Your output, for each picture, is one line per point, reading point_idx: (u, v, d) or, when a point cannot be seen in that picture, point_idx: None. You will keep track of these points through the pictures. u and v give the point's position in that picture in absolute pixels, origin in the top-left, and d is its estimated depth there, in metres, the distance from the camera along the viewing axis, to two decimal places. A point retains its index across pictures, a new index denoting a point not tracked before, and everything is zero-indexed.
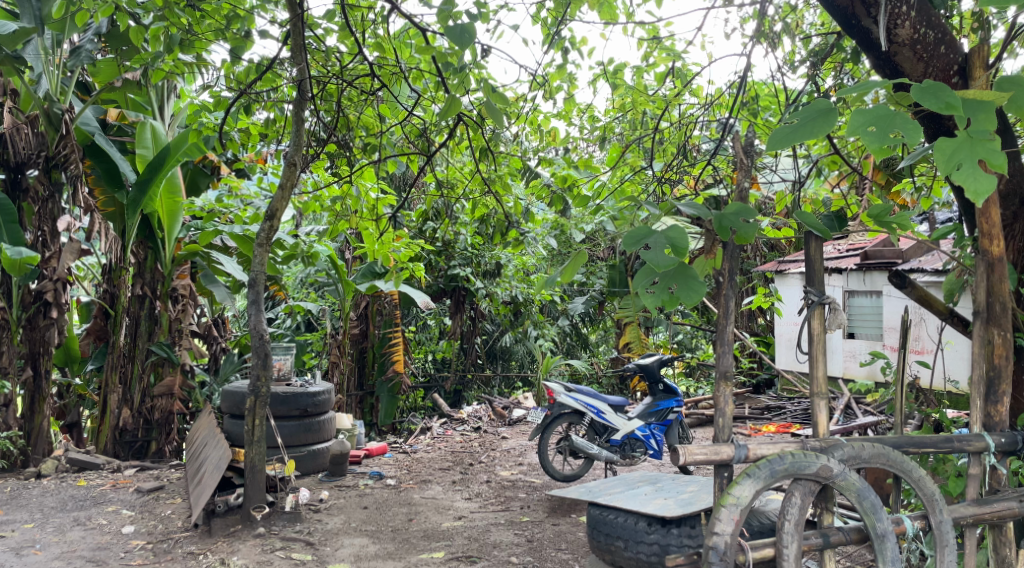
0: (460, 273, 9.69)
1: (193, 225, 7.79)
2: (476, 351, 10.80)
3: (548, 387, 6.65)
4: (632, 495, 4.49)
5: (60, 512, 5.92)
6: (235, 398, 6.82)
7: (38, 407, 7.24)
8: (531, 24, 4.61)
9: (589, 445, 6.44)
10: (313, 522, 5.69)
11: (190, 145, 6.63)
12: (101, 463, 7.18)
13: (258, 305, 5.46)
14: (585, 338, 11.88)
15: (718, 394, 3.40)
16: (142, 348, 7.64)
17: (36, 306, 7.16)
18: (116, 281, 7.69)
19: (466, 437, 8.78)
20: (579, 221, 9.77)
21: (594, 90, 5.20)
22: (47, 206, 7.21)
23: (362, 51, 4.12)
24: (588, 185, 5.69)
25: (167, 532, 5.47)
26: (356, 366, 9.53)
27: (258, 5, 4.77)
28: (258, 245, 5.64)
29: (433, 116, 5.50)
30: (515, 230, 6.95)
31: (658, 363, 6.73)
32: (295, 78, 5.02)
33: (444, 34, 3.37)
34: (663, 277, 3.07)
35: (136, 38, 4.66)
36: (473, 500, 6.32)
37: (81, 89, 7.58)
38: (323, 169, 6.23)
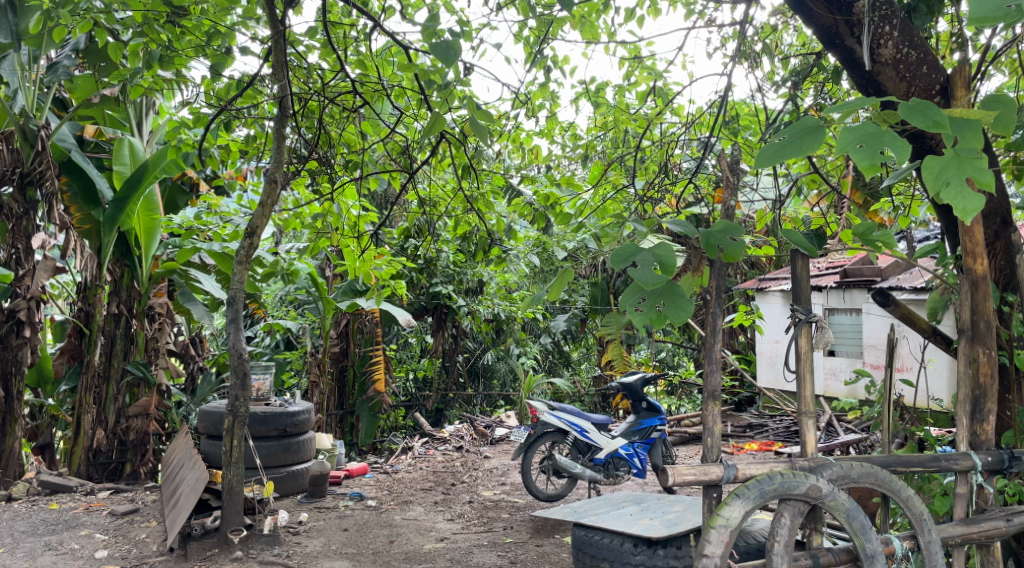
0: (442, 291, 9.66)
1: (172, 242, 7.75)
2: (458, 369, 10.72)
3: (531, 406, 6.59)
4: (617, 515, 4.45)
5: (31, 537, 5.76)
6: (213, 418, 6.72)
7: (10, 428, 7.07)
8: (513, 42, 4.61)
9: (572, 465, 6.35)
10: (292, 545, 5.58)
11: (169, 162, 6.60)
12: (74, 485, 7.01)
13: (237, 323, 5.37)
14: (567, 355, 11.85)
15: (707, 413, 3.39)
16: (118, 367, 7.50)
17: (8, 326, 6.99)
18: (91, 299, 7.52)
19: (448, 457, 8.69)
20: (561, 238, 9.77)
21: (577, 109, 5.21)
22: (21, 223, 6.95)
23: (344, 68, 4.10)
24: (571, 203, 5.70)
25: (142, 556, 5.34)
26: (336, 385, 9.44)
27: (239, 22, 4.74)
28: (238, 263, 5.57)
29: (416, 133, 5.48)
30: (498, 247, 6.93)
31: (641, 381, 6.72)
32: (276, 95, 5.00)
33: (428, 50, 3.35)
34: (651, 294, 3.05)
35: (114, 55, 4.60)
36: (455, 522, 6.24)
37: (58, 106, 7.51)
38: (304, 186, 6.19)
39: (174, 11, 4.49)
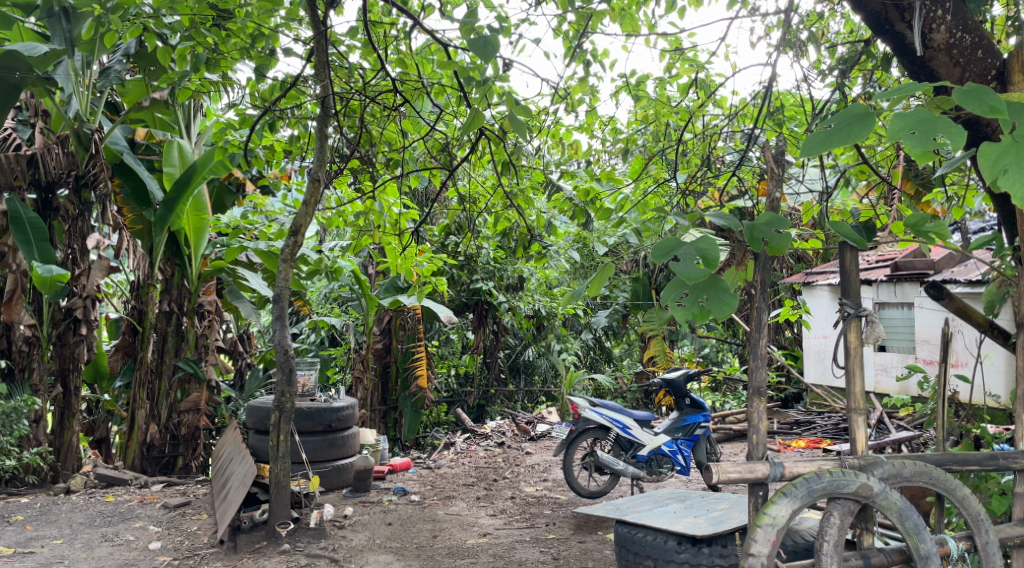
0: (483, 287, 9.68)
1: (219, 242, 7.96)
2: (499, 365, 10.74)
3: (573, 402, 6.57)
4: (661, 512, 4.41)
5: (88, 528, 5.94)
6: (260, 414, 6.85)
7: (68, 423, 7.30)
8: (553, 37, 4.60)
9: (614, 462, 6.33)
10: (338, 538, 5.64)
11: (217, 163, 6.74)
12: (129, 479, 7.20)
13: (282, 320, 5.45)
14: (608, 352, 11.78)
15: (751, 410, 3.35)
16: (170, 363, 7.68)
17: (65, 323, 7.21)
18: (144, 297, 7.68)
19: (490, 453, 8.70)
20: (602, 234, 9.71)
21: (617, 103, 5.17)
22: (77, 224, 7.31)
23: (385, 68, 4.14)
24: (611, 198, 5.65)
25: (193, 548, 5.46)
26: (379, 381, 9.54)
27: (283, 23, 4.80)
28: (282, 261, 5.65)
29: (455, 131, 5.49)
30: (538, 244, 6.93)
31: (684, 378, 6.61)
32: (319, 94, 5.08)
33: (466, 46, 3.34)
34: (693, 289, 3.03)
35: (163, 59, 4.71)
36: (498, 517, 6.25)
37: (110, 110, 7.70)
38: (346, 185, 6.25)
39: (219, 14, 4.58)
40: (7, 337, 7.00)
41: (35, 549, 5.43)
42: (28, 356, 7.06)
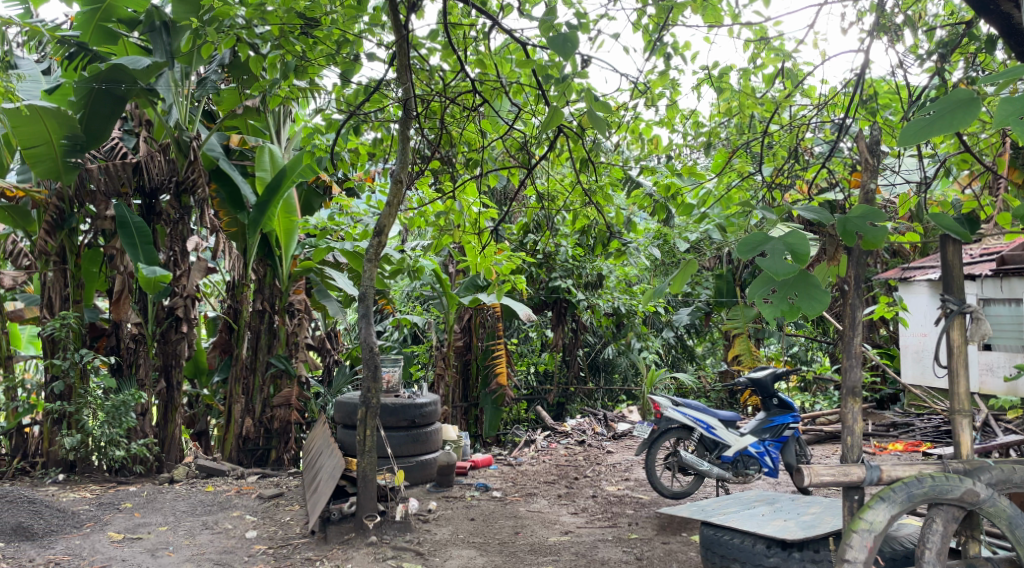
0: (561, 285, 9.70)
1: (308, 242, 8.23)
2: (579, 363, 10.73)
3: (655, 401, 6.52)
4: (749, 515, 4.35)
5: (191, 516, 6.26)
6: (348, 409, 7.06)
7: (171, 416, 7.71)
8: (631, 32, 4.56)
9: (699, 462, 6.27)
10: (422, 532, 5.78)
11: (305, 167, 7.04)
12: (227, 469, 7.54)
13: (368, 318, 5.61)
14: (691, 350, 11.60)
15: (845, 411, 3.32)
16: (263, 360, 8.02)
17: (168, 322, 7.59)
18: (239, 297, 7.96)
19: (571, 451, 8.71)
20: (683, 230, 9.58)
21: (699, 96, 5.07)
22: (178, 227, 7.66)
23: (465, 69, 4.23)
24: (693, 193, 5.60)
25: (287, 538, 5.70)
26: (461, 378, 9.68)
27: (367, 29, 4.95)
28: (368, 261, 5.81)
29: (534, 129, 5.55)
30: (618, 241, 6.91)
31: (772, 377, 6.41)
32: (402, 97, 5.22)
33: (546, 44, 3.41)
34: (782, 285, 2.99)
35: (256, 68, 4.92)
36: (580, 515, 6.27)
37: (206, 118, 8.08)
38: (427, 185, 6.40)
39: (306, 23, 4.74)
40: (117, 334, 7.48)
41: (143, 535, 5.76)
42: (135, 353, 7.49)
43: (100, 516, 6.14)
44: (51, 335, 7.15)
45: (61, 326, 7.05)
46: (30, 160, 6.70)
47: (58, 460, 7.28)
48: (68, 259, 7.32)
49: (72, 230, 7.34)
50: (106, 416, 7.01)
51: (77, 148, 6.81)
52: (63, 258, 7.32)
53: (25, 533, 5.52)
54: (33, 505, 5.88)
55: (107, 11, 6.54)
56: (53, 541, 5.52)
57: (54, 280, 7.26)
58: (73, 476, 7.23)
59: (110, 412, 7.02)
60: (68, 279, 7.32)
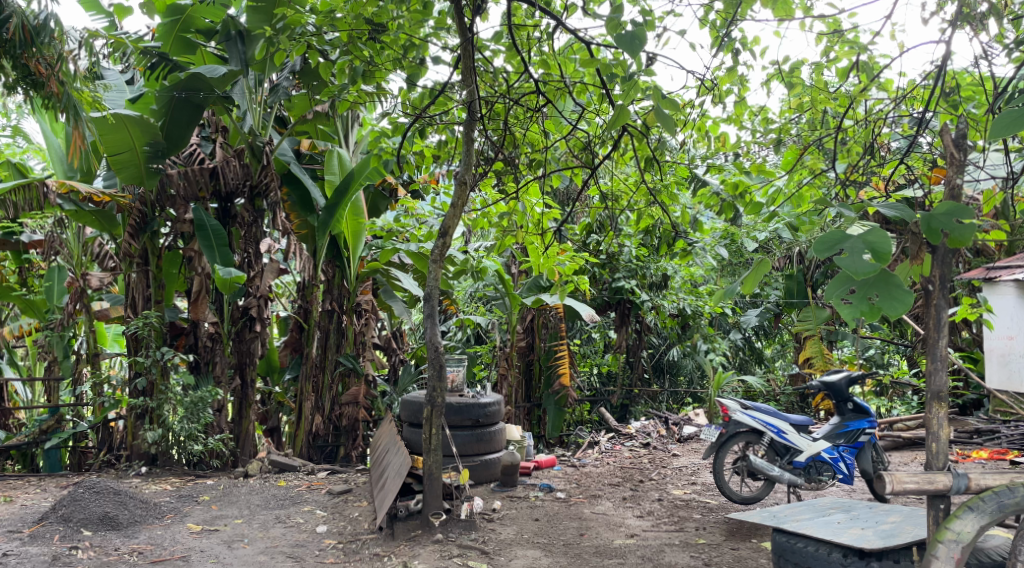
0: (625, 286, 9.57)
1: (375, 244, 8.40)
2: (643, 365, 10.61)
3: (723, 404, 6.41)
4: (823, 522, 4.24)
5: (264, 510, 6.45)
6: (414, 408, 7.15)
7: (245, 413, 7.95)
8: (699, 28, 4.48)
9: (769, 467, 6.13)
10: (488, 531, 5.82)
11: (373, 169, 7.27)
12: (298, 465, 7.74)
13: (433, 318, 5.68)
14: (759, 352, 11.34)
15: (929, 416, 3.26)
16: (332, 359, 8.17)
17: (243, 322, 7.85)
18: (308, 297, 8.24)
19: (636, 453, 8.64)
20: (751, 229, 9.37)
21: (768, 91, 4.95)
22: (252, 230, 7.89)
23: (529, 70, 4.21)
24: (762, 191, 5.45)
25: (355, 533, 5.83)
26: (523, 379, 9.68)
27: (433, 33, 5.01)
28: (433, 262, 5.87)
29: (597, 128, 5.52)
30: (683, 241, 6.81)
31: (846, 381, 6.22)
32: (466, 100, 5.27)
33: (614, 42, 3.42)
34: (862, 285, 2.93)
35: (325, 73, 5.02)
36: (645, 519, 6.21)
37: (279, 123, 8.30)
38: (491, 185, 6.43)
39: (374, 28, 4.80)
40: (196, 333, 7.80)
41: (220, 527, 5.96)
42: (212, 351, 7.77)
43: (180, 508, 6.38)
44: (134, 334, 7.46)
45: (144, 325, 7.35)
46: (115, 166, 6.99)
47: (141, 453, 7.59)
48: (150, 260, 7.62)
49: (154, 233, 7.61)
50: (185, 411, 7.32)
51: (158, 154, 7.12)
52: (146, 260, 7.62)
53: (111, 522, 5.76)
54: (118, 495, 6.08)
55: (186, 22, 6.93)
56: (137, 531, 5.75)
57: (138, 281, 7.60)
58: (155, 469, 7.52)
59: (189, 408, 7.30)
60: (150, 280, 7.63)
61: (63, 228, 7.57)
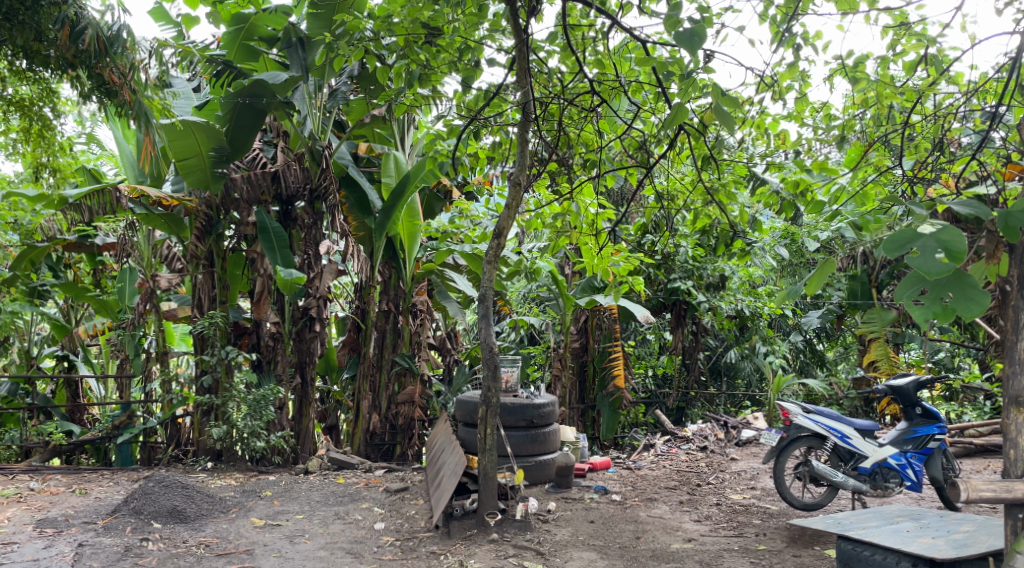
0: (681, 287, 9.44)
1: (430, 245, 8.48)
2: (700, 367, 10.46)
3: (784, 408, 6.23)
4: (891, 531, 4.13)
5: (324, 506, 6.58)
6: (469, 408, 7.21)
7: (305, 411, 8.13)
8: (758, 23, 4.40)
9: (833, 473, 5.98)
10: (543, 532, 5.81)
11: (428, 172, 7.35)
12: (356, 463, 7.86)
13: (487, 318, 5.70)
14: (821, 355, 11.07)
15: (1006, 421, 3.15)
16: (388, 358, 8.25)
17: (303, 321, 8.06)
18: (365, 298, 8.29)
19: (693, 457, 8.52)
20: (812, 229, 9.16)
21: (831, 87, 4.83)
22: (311, 232, 8.07)
23: (584, 70, 4.19)
24: (824, 189, 5.31)
25: (412, 531, 5.89)
26: (577, 380, 9.66)
27: (488, 35, 5.05)
28: (488, 262, 5.89)
29: (653, 127, 5.48)
30: (742, 240, 6.71)
31: (914, 385, 6.04)
32: (520, 101, 5.30)
33: (673, 40, 3.41)
34: (935, 286, 2.88)
35: (383, 77, 5.07)
36: (703, 523, 6.12)
37: (337, 127, 8.45)
38: (545, 186, 6.43)
39: (430, 32, 4.84)
40: (258, 333, 8.03)
41: (282, 522, 6.10)
42: (274, 350, 7.98)
43: (245, 503, 6.55)
44: (201, 333, 7.69)
45: (209, 325, 7.57)
46: (183, 171, 7.17)
47: (207, 449, 7.82)
48: (215, 262, 7.85)
49: (219, 235, 7.86)
50: (248, 409, 7.50)
51: (223, 158, 7.33)
52: (211, 262, 7.86)
53: (179, 515, 5.95)
54: (186, 489, 6.30)
55: (249, 30, 7.14)
56: (203, 524, 5.93)
57: (204, 281, 7.83)
58: (220, 464, 7.74)
59: (252, 406, 7.49)
60: (215, 280, 7.86)
61: (134, 231, 7.83)
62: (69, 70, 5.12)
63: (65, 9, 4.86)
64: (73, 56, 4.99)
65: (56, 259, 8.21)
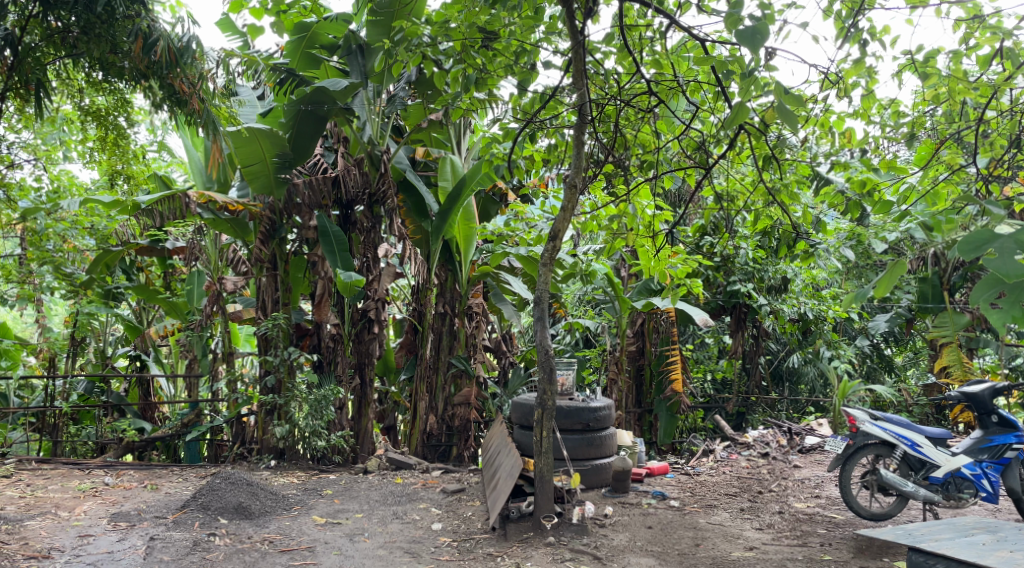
0: (741, 289, 9.25)
1: (485, 247, 8.49)
2: (761, 372, 10.26)
3: (850, 415, 6.00)
4: (966, 543, 4.00)
5: (383, 506, 6.66)
6: (524, 410, 7.22)
7: (364, 411, 8.24)
8: (822, 19, 4.29)
9: (903, 482, 5.79)
10: (600, 536, 5.76)
11: (484, 175, 7.37)
12: (414, 463, 7.92)
13: (543, 321, 5.69)
14: (889, 360, 10.72)
15: None
16: (444, 360, 8.32)
17: (362, 323, 8.17)
18: (423, 300, 8.34)
19: (754, 463, 8.35)
20: (879, 229, 8.89)
21: (899, 83, 4.69)
22: (370, 235, 8.21)
23: (642, 71, 4.15)
24: (893, 188, 5.14)
25: (469, 532, 5.93)
26: (634, 384, 9.57)
27: (544, 38, 5.06)
28: (544, 264, 5.87)
29: (712, 127, 5.40)
30: (805, 242, 6.55)
31: (990, 392, 5.82)
32: (576, 103, 5.27)
33: (735, 37, 3.35)
34: (1014, 288, 2.79)
35: (439, 83, 5.08)
36: (765, 532, 5.99)
37: (395, 133, 8.58)
38: (601, 188, 6.40)
39: (487, 36, 4.87)
40: (319, 334, 8.14)
41: (342, 520, 6.19)
42: (334, 351, 8.14)
43: (306, 501, 6.67)
44: (264, 334, 7.88)
45: (273, 326, 7.74)
46: (248, 177, 7.35)
47: (270, 448, 8.01)
48: (278, 265, 8.02)
49: (282, 239, 8.00)
50: (310, 408, 7.65)
51: (286, 164, 7.44)
52: (275, 265, 8.03)
53: (244, 512, 6.10)
54: (251, 486, 6.47)
55: (311, 39, 7.28)
56: (267, 520, 6.07)
57: (268, 284, 8.01)
58: (283, 462, 7.91)
59: (314, 405, 7.65)
60: (278, 283, 8.03)
61: (202, 235, 8.08)
62: (141, 80, 5.32)
63: (140, 22, 4.95)
64: (145, 67, 5.14)
65: (129, 263, 8.57)
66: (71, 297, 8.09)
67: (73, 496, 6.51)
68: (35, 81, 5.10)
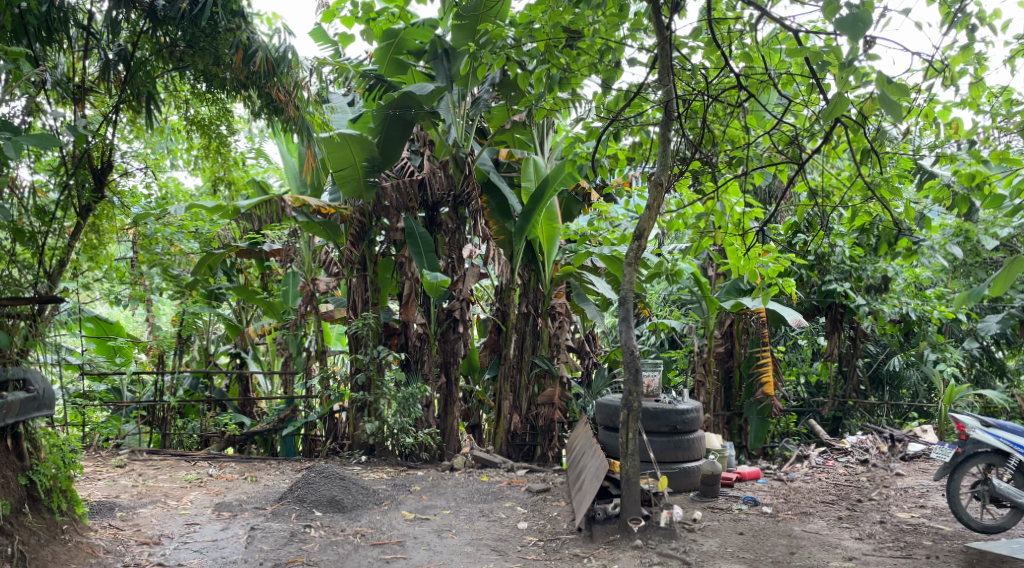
0: (837, 289, 8.89)
1: (568, 247, 8.46)
2: (859, 376, 9.82)
3: (958, 421, 5.75)
4: None
5: (469, 503, 6.73)
6: (609, 410, 7.15)
7: (450, 409, 8.34)
8: (927, 5, 4.07)
9: (1018, 494, 5.46)
10: (688, 541, 5.63)
11: (567, 175, 7.35)
12: (499, 462, 7.96)
13: (628, 321, 5.61)
14: (1000, 363, 10.11)
15: None
16: (528, 360, 8.35)
17: (448, 322, 8.29)
18: (506, 299, 8.37)
19: (852, 470, 8.01)
20: (989, 225, 8.37)
21: (1012, 69, 4.42)
22: (455, 237, 8.34)
23: (732, 65, 4.02)
24: (1005, 181, 4.83)
25: (556, 532, 5.92)
26: (722, 386, 9.35)
27: (629, 34, 5.01)
28: (629, 264, 5.78)
29: (805, 121, 5.22)
30: (906, 239, 6.26)
31: None
32: (662, 99, 5.16)
33: (834, 26, 3.24)
34: None
35: (523, 83, 5.08)
36: (865, 542, 5.73)
37: (479, 135, 8.64)
38: (687, 186, 6.28)
39: (571, 35, 4.86)
40: (406, 333, 8.28)
41: (429, 516, 6.29)
42: (421, 350, 8.24)
43: (396, 496, 6.81)
44: (355, 333, 8.11)
45: (363, 325, 7.93)
46: (340, 181, 7.60)
47: (361, 443, 8.23)
48: (368, 266, 8.20)
49: (372, 241, 8.20)
50: (398, 406, 7.80)
51: (375, 168, 7.72)
52: (364, 266, 8.22)
53: (338, 505, 6.29)
54: (344, 480, 6.64)
55: (399, 45, 7.48)
56: (359, 514, 6.23)
57: (357, 284, 8.20)
58: (373, 458, 8.11)
59: (402, 403, 7.80)
60: (367, 283, 8.22)
61: (297, 238, 8.39)
62: (242, 91, 5.60)
63: (240, 34, 5.25)
64: (245, 77, 5.43)
65: (230, 265, 9.00)
66: (177, 297, 8.52)
67: (180, 486, 6.85)
68: (146, 94, 5.34)
